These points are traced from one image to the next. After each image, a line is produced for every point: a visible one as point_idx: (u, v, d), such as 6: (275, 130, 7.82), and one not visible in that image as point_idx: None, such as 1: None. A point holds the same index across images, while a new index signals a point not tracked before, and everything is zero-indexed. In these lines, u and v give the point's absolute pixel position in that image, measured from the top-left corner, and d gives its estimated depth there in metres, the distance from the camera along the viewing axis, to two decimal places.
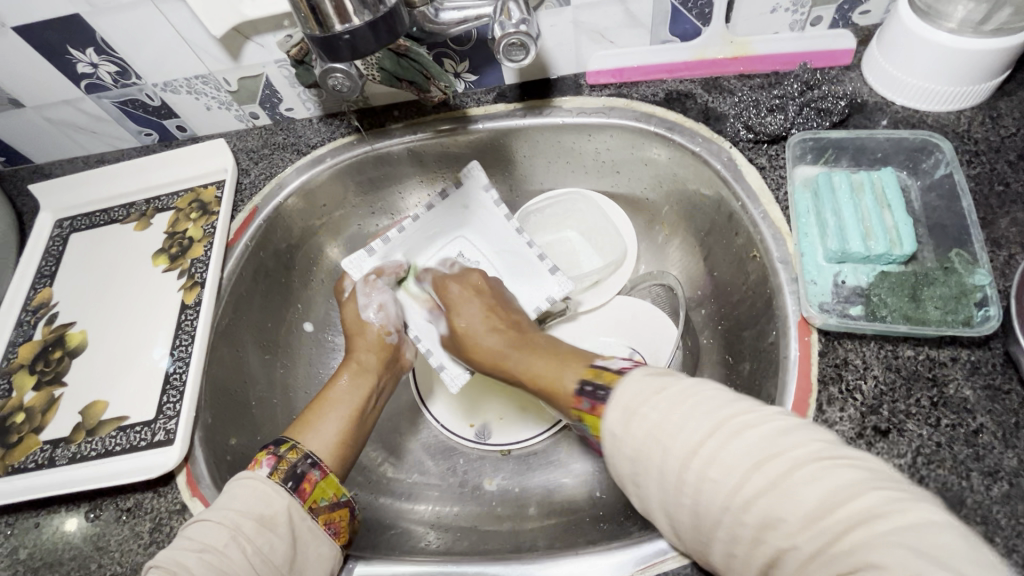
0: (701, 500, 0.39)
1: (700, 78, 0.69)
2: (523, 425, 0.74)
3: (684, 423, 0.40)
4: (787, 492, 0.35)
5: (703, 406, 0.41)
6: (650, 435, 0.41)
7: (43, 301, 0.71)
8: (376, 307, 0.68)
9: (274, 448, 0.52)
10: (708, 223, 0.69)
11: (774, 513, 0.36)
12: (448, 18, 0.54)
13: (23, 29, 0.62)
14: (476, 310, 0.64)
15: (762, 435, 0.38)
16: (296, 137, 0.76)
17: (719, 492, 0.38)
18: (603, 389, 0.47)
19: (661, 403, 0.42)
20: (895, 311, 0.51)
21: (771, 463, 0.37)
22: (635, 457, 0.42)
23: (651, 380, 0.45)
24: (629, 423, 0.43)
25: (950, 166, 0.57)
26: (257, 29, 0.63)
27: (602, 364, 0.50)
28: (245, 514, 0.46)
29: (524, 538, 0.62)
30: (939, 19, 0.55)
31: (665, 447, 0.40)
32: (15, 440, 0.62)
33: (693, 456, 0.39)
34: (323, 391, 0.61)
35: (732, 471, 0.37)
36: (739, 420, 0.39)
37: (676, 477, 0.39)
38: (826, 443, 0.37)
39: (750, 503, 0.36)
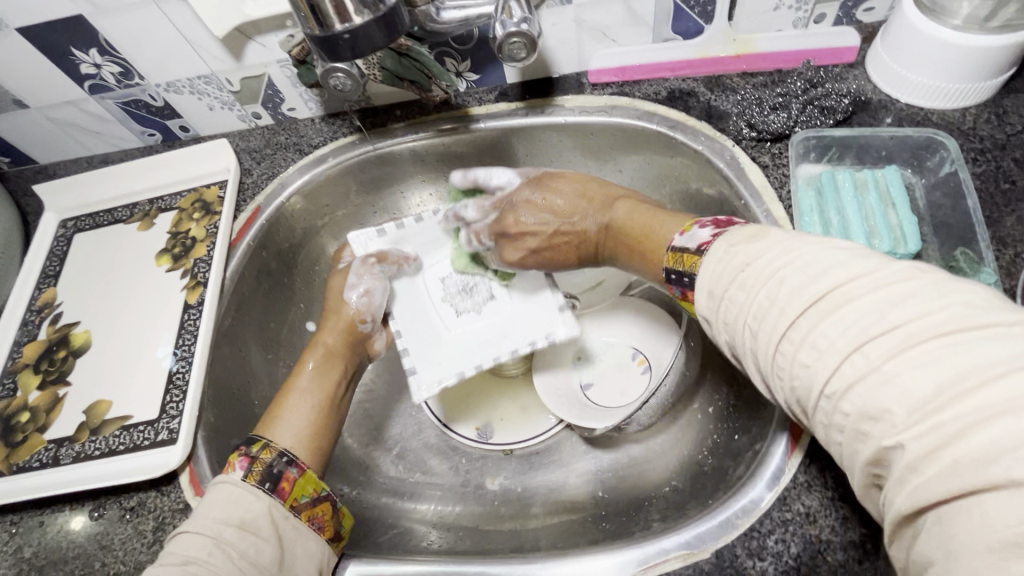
0: (797, 384, 0.37)
1: (702, 76, 0.68)
2: (525, 426, 0.74)
3: (783, 293, 0.38)
4: (895, 375, 0.32)
5: (797, 279, 0.38)
6: (741, 314, 0.40)
7: (47, 301, 0.72)
8: (359, 290, 0.65)
9: (246, 449, 0.51)
10: (711, 222, 0.69)
11: (878, 401, 0.32)
12: (450, 17, 0.54)
13: (27, 30, 0.62)
14: (554, 204, 0.59)
15: (862, 309, 0.34)
16: (298, 136, 0.76)
17: (816, 375, 0.35)
18: (688, 277, 0.45)
19: (749, 280, 0.40)
20: None
21: (870, 345, 0.33)
22: (733, 334, 0.41)
23: (739, 253, 0.41)
24: (721, 307, 0.42)
25: (956, 164, 0.57)
26: (259, 29, 0.63)
27: (678, 245, 0.47)
28: (225, 522, 0.46)
29: (526, 538, 0.62)
30: (944, 16, 0.55)
31: (765, 322, 0.38)
32: (20, 439, 0.62)
33: (787, 333, 0.37)
34: (292, 378, 0.61)
35: (834, 346, 0.34)
36: (841, 289, 0.36)
37: (767, 355, 0.38)
38: (952, 315, 0.32)
39: (846, 391, 0.34)
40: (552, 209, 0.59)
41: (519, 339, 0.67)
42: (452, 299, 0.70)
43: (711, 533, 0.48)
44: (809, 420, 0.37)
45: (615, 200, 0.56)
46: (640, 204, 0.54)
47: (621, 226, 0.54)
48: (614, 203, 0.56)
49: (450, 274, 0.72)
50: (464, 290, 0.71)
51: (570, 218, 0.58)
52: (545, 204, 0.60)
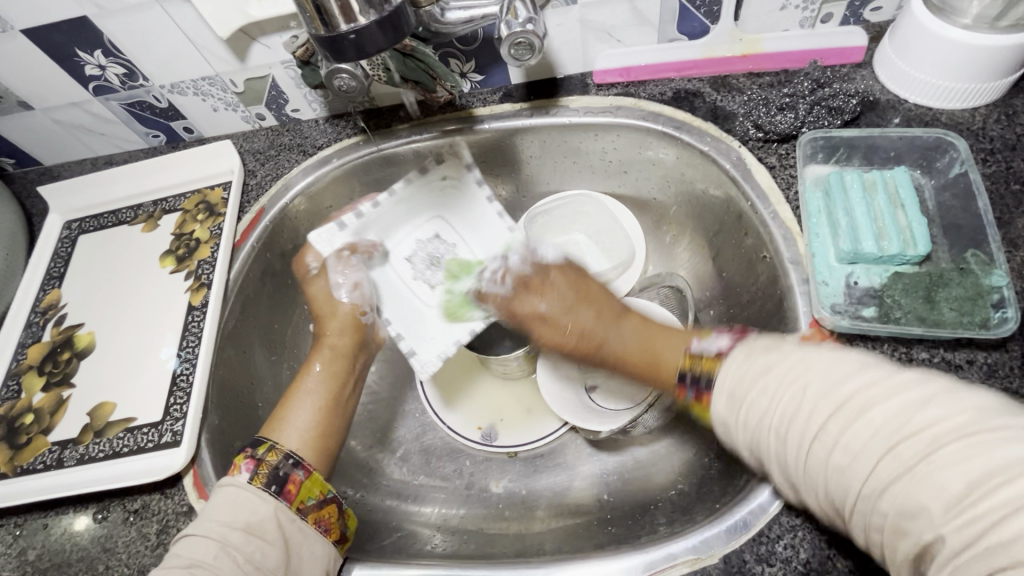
0: (832, 488, 0.35)
1: (708, 76, 0.68)
2: (530, 428, 0.73)
3: (805, 402, 0.37)
4: (927, 474, 0.31)
5: (823, 382, 0.37)
6: (764, 419, 0.39)
7: (51, 303, 0.72)
8: (348, 285, 0.66)
9: (252, 451, 0.51)
10: (717, 223, 0.69)
11: (912, 499, 0.31)
12: (455, 17, 0.54)
13: (31, 32, 0.62)
14: (562, 307, 0.60)
15: (890, 410, 0.34)
16: (302, 137, 0.76)
17: (850, 479, 0.34)
18: (705, 377, 0.46)
19: (771, 383, 0.40)
20: (909, 313, 0.50)
21: (905, 444, 0.33)
22: (755, 441, 0.40)
23: (756, 356, 0.43)
24: (739, 411, 0.41)
25: (966, 164, 0.56)
26: (263, 30, 0.63)
27: (698, 349, 0.48)
28: (232, 524, 0.46)
29: (531, 541, 0.62)
30: (953, 15, 0.54)
31: (790, 430, 0.38)
32: (24, 441, 0.62)
33: (816, 439, 0.36)
34: (299, 377, 0.61)
35: (863, 456, 0.34)
36: (866, 391, 0.35)
37: (801, 462, 0.37)
38: (976, 413, 0.32)
39: (883, 491, 0.33)
40: (568, 304, 0.60)
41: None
42: (423, 276, 0.71)
43: (720, 538, 0.48)
44: (847, 524, 0.36)
45: (626, 311, 0.58)
46: (648, 324, 0.55)
47: (639, 329, 0.55)
48: (626, 316, 0.57)
49: (414, 250, 0.72)
50: (432, 265, 0.72)
51: (585, 313, 0.58)
52: (561, 299, 0.60)
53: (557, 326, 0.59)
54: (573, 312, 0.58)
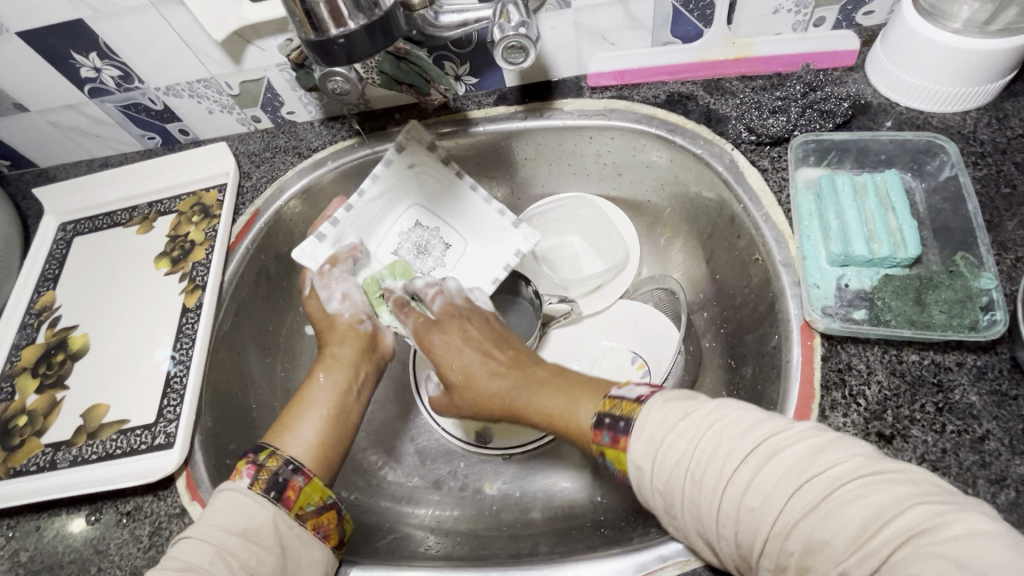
0: (742, 532, 0.38)
1: (702, 79, 0.68)
2: (520, 432, 0.72)
3: (716, 450, 0.40)
4: (831, 513, 0.35)
5: (732, 430, 0.41)
6: (681, 464, 0.41)
7: (46, 305, 0.72)
8: (336, 297, 0.65)
9: (254, 457, 0.51)
10: (710, 225, 0.69)
11: (818, 536, 0.35)
12: (449, 20, 0.54)
13: (27, 34, 0.62)
14: (471, 354, 0.57)
15: (795, 456, 0.38)
16: (297, 140, 0.76)
17: (763, 523, 0.37)
18: (622, 420, 0.45)
19: (688, 431, 0.42)
20: (899, 316, 0.51)
21: (810, 486, 0.37)
22: (668, 489, 0.42)
23: (676, 408, 0.43)
24: (655, 457, 0.42)
25: (955, 168, 0.56)
26: (258, 33, 0.63)
27: (617, 393, 0.47)
28: (228, 529, 0.46)
29: (525, 543, 0.62)
30: (944, 20, 0.55)
31: (698, 478, 0.40)
32: (17, 443, 0.62)
33: (729, 485, 0.39)
34: (303, 388, 0.60)
35: (771, 501, 0.37)
36: (775, 439, 0.39)
37: (714, 509, 0.39)
38: (865, 458, 0.37)
39: (792, 531, 0.36)
40: (475, 350, 0.57)
41: (496, 269, 0.70)
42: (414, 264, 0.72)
43: None
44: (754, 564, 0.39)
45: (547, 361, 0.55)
46: (564, 372, 0.53)
47: (556, 374, 0.53)
48: (547, 364, 0.55)
49: (399, 243, 0.73)
50: (420, 252, 0.73)
51: (496, 359, 0.56)
52: (467, 342, 0.58)
53: (467, 372, 0.56)
54: (479, 364, 0.56)
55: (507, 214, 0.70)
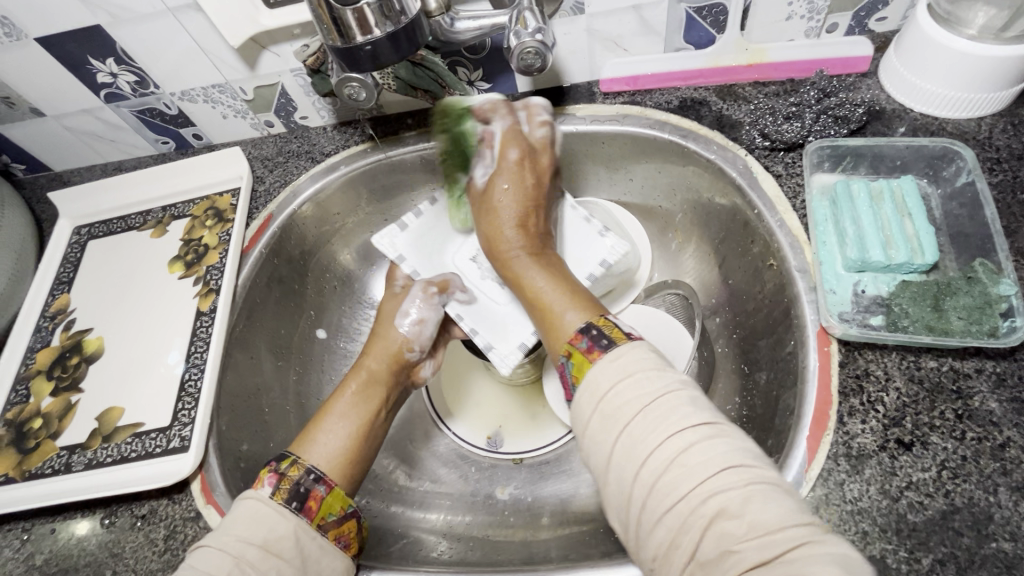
0: (660, 482, 0.37)
1: (714, 85, 0.68)
2: (536, 433, 0.74)
3: (674, 409, 0.39)
4: (750, 499, 0.35)
5: (696, 402, 0.40)
6: (635, 404, 0.40)
7: (61, 307, 0.72)
8: (414, 320, 0.62)
9: (275, 465, 0.50)
10: (723, 231, 0.69)
11: (730, 511, 0.35)
12: (464, 27, 0.55)
13: (46, 40, 0.63)
14: (516, 198, 0.59)
15: (739, 446, 0.38)
16: (310, 144, 0.77)
17: (685, 480, 0.37)
18: (607, 339, 0.45)
19: (658, 381, 0.41)
20: (917, 321, 0.51)
21: (741, 471, 0.36)
22: (609, 417, 0.41)
23: (655, 358, 0.43)
24: (620, 380, 0.42)
25: (973, 174, 0.56)
26: (274, 39, 0.64)
27: (612, 319, 0.47)
28: (250, 540, 0.45)
29: (537, 549, 0.62)
30: (960, 26, 0.55)
31: (646, 422, 0.39)
32: (32, 446, 0.62)
33: (672, 440, 0.38)
34: (333, 396, 0.59)
35: (700, 467, 0.37)
36: (728, 427, 0.39)
37: (646, 453, 0.38)
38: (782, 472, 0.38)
39: (710, 497, 0.36)
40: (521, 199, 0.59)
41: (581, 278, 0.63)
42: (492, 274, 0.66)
43: None
44: (651, 519, 0.38)
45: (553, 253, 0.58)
46: (564, 275, 0.55)
47: (559, 268, 0.56)
48: (554, 258, 0.58)
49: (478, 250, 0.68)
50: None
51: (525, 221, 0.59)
52: (519, 187, 0.60)
53: (490, 219, 0.60)
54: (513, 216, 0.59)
55: (593, 220, 0.65)
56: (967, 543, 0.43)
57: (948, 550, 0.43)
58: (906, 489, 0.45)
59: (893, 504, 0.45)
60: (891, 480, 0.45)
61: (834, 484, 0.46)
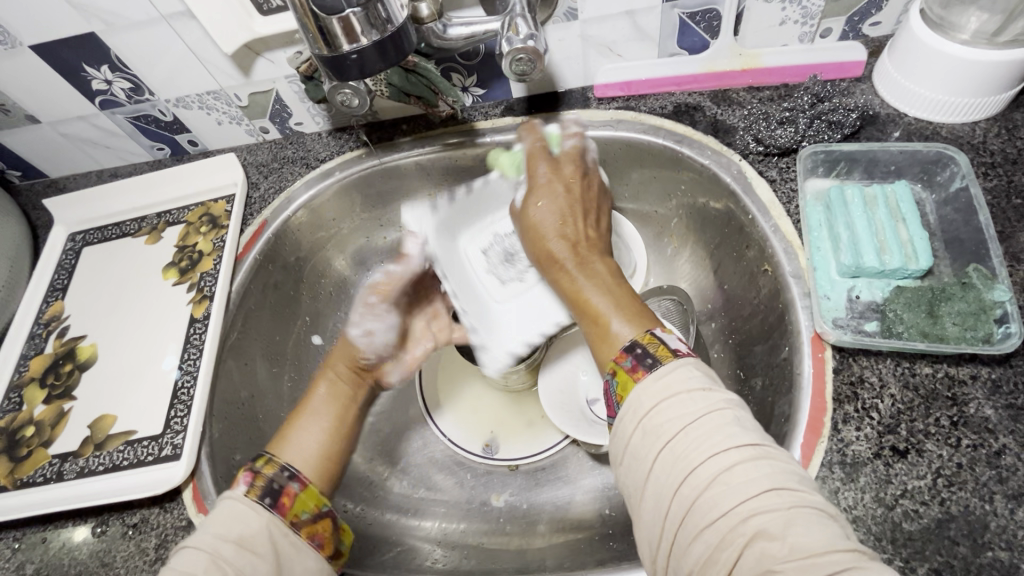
0: (701, 500, 0.37)
1: (708, 90, 0.68)
2: (533, 440, 0.73)
3: (719, 427, 0.39)
4: (792, 521, 0.34)
5: (743, 422, 0.39)
6: (679, 421, 0.40)
7: (54, 315, 0.72)
8: (360, 330, 0.61)
9: (251, 464, 0.49)
10: (718, 235, 0.68)
11: (772, 530, 0.34)
12: (457, 33, 0.55)
13: (39, 48, 0.63)
14: (559, 205, 0.57)
15: (784, 469, 0.37)
16: (305, 150, 0.77)
17: (728, 499, 0.36)
18: (652, 359, 0.43)
19: (704, 400, 0.40)
20: (911, 328, 0.50)
21: (784, 493, 0.36)
22: (651, 433, 0.40)
23: (702, 378, 0.42)
24: (664, 398, 0.41)
25: (966, 179, 0.56)
26: (268, 46, 0.64)
27: (660, 335, 0.45)
28: (224, 538, 0.44)
29: (533, 557, 0.61)
30: (952, 31, 0.55)
31: (689, 440, 0.38)
32: (24, 454, 0.62)
33: (714, 458, 0.37)
34: (303, 403, 0.58)
35: (743, 487, 0.36)
36: (774, 451, 0.38)
37: (687, 471, 0.38)
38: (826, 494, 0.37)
39: (752, 516, 0.35)
40: (564, 204, 0.57)
41: None
42: (496, 270, 0.68)
43: None
44: (687, 542, 0.37)
45: (607, 256, 0.55)
46: (617, 284, 0.52)
47: (612, 275, 0.53)
48: (606, 263, 0.54)
49: (491, 244, 0.70)
50: (507, 261, 0.69)
51: (572, 224, 0.56)
52: (560, 193, 0.58)
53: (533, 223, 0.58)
54: (555, 221, 0.56)
55: None
56: (962, 552, 0.42)
57: (944, 559, 0.42)
58: (900, 497, 0.45)
59: (888, 513, 0.44)
60: (886, 488, 0.45)
61: (829, 492, 0.46)
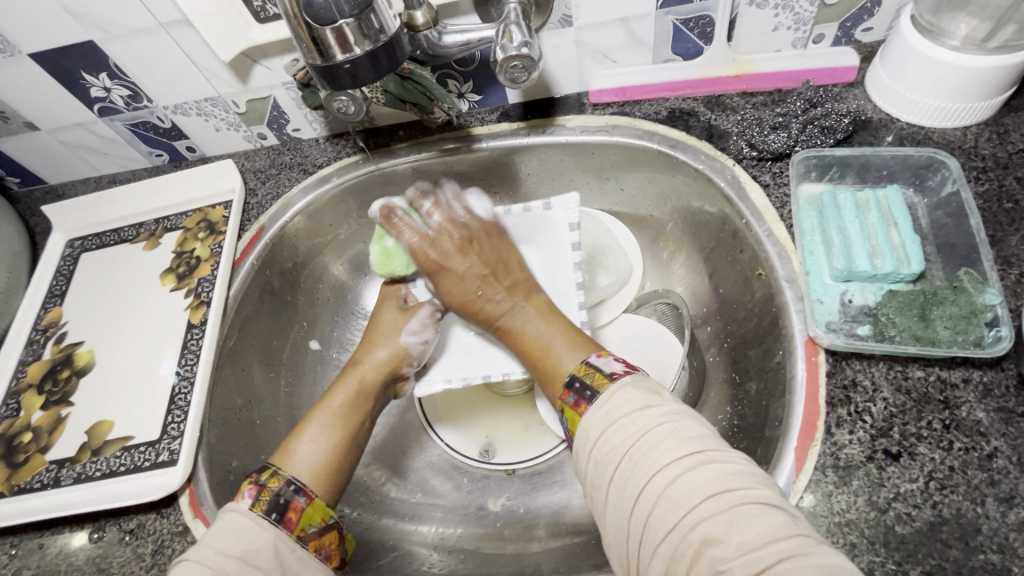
0: (653, 517, 0.37)
1: (702, 95, 0.69)
2: (529, 443, 0.74)
3: (662, 441, 0.39)
4: (736, 521, 0.34)
5: (684, 431, 0.40)
6: (624, 445, 0.40)
7: (53, 320, 0.73)
8: (418, 337, 0.61)
9: (256, 476, 0.48)
10: (713, 240, 0.69)
11: (717, 533, 0.34)
12: (452, 40, 0.55)
13: (38, 56, 0.63)
14: (468, 275, 0.56)
15: (727, 469, 0.37)
16: (303, 156, 0.77)
17: (674, 511, 0.36)
18: (590, 390, 0.45)
19: (642, 419, 0.41)
20: (903, 331, 0.50)
21: (729, 494, 0.36)
22: (602, 461, 0.41)
23: (642, 396, 0.42)
24: (608, 428, 0.42)
25: (957, 184, 0.56)
26: (265, 54, 0.64)
27: (595, 363, 0.47)
28: (228, 553, 0.43)
29: (529, 562, 0.62)
30: (943, 37, 0.55)
31: (636, 458, 0.39)
32: (22, 460, 0.62)
33: (657, 473, 0.38)
34: (317, 407, 0.56)
35: (687, 497, 0.36)
36: (716, 452, 0.38)
37: (637, 492, 0.38)
38: None
39: (696, 523, 0.35)
40: (475, 273, 0.56)
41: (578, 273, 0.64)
42: None
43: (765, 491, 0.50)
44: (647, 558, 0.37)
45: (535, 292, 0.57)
46: (552, 313, 0.55)
47: (547, 308, 0.56)
48: (538, 298, 0.57)
49: None
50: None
51: (493, 283, 0.56)
52: (466, 268, 0.56)
53: (454, 294, 0.57)
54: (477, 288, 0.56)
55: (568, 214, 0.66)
56: (955, 555, 0.42)
57: (936, 562, 0.42)
58: (893, 501, 0.45)
59: (881, 516, 0.45)
60: (879, 492, 0.45)
61: (822, 495, 0.46)
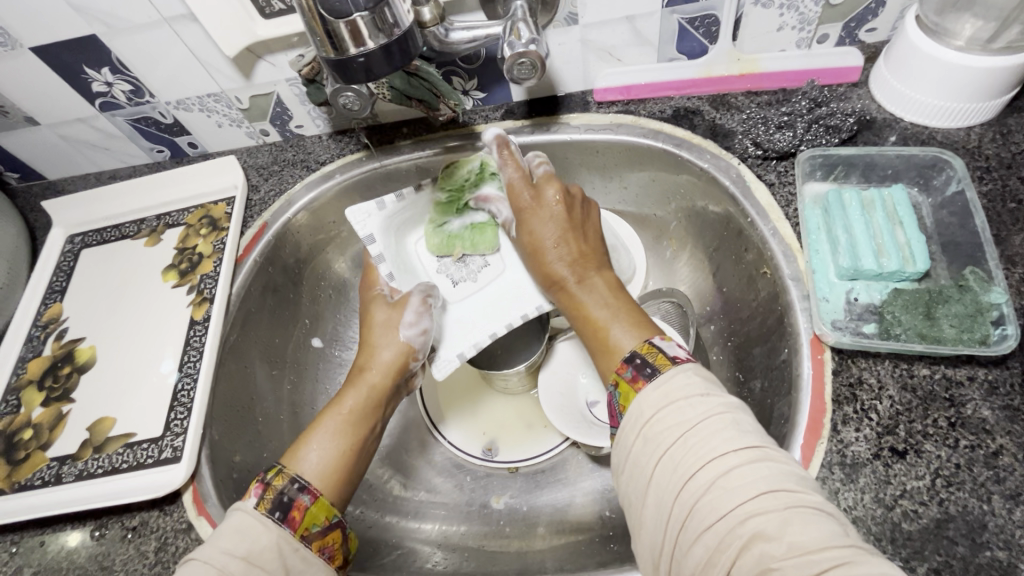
0: (700, 503, 0.37)
1: (707, 94, 0.69)
2: (533, 441, 0.73)
3: (718, 431, 0.39)
4: (789, 521, 0.34)
5: (741, 425, 0.40)
6: (679, 428, 0.40)
7: (53, 316, 0.72)
8: (415, 329, 0.60)
9: (262, 475, 0.48)
10: (717, 238, 0.69)
11: (769, 530, 0.34)
12: (459, 37, 0.55)
13: (39, 50, 0.63)
14: (549, 227, 0.57)
15: (781, 469, 0.37)
16: (305, 153, 0.77)
17: (727, 501, 0.36)
18: (651, 367, 0.45)
19: (702, 405, 0.41)
20: (909, 330, 0.51)
21: (783, 491, 0.36)
22: (652, 439, 0.41)
23: (701, 384, 0.43)
24: (664, 407, 0.42)
25: (962, 183, 0.57)
26: (269, 49, 0.64)
27: (658, 344, 0.47)
28: (233, 553, 0.43)
29: (533, 560, 0.61)
30: (948, 37, 0.56)
31: (689, 445, 0.39)
32: (22, 456, 0.62)
33: (713, 461, 0.38)
34: (327, 410, 0.55)
35: (741, 489, 0.36)
36: (770, 450, 0.38)
37: (686, 475, 0.38)
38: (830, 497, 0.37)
39: (748, 517, 0.35)
40: (557, 229, 0.57)
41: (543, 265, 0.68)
42: (451, 272, 0.69)
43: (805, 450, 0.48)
44: (688, 543, 0.37)
45: (606, 270, 0.56)
46: (616, 291, 0.54)
47: (614, 289, 0.55)
48: (607, 274, 0.56)
49: None
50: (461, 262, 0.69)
51: (568, 244, 0.57)
52: (550, 217, 0.58)
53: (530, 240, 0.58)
54: (555, 242, 0.57)
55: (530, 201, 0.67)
56: (961, 551, 0.43)
57: (943, 559, 0.43)
58: (900, 497, 0.45)
59: (887, 513, 0.45)
60: (886, 489, 0.46)
61: (829, 492, 0.46)
